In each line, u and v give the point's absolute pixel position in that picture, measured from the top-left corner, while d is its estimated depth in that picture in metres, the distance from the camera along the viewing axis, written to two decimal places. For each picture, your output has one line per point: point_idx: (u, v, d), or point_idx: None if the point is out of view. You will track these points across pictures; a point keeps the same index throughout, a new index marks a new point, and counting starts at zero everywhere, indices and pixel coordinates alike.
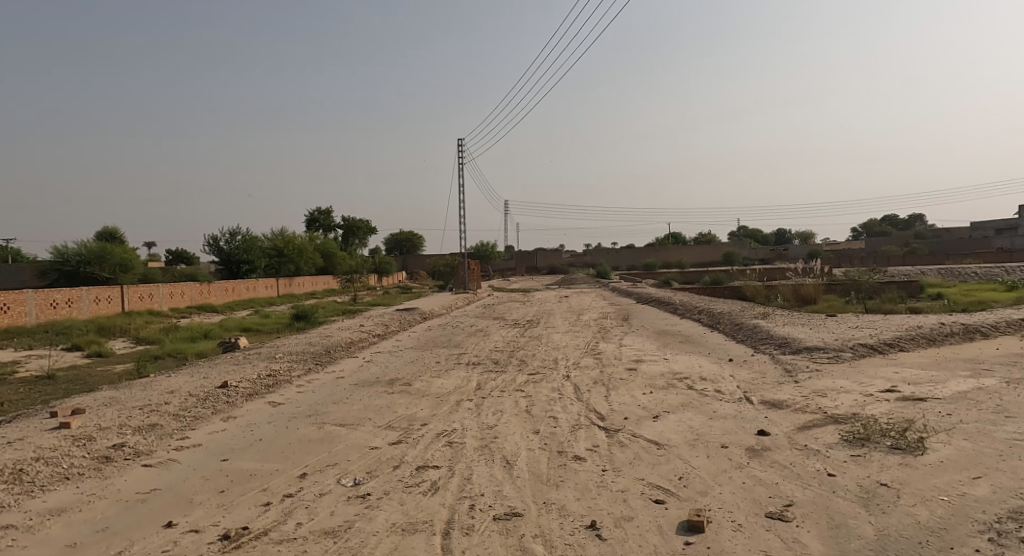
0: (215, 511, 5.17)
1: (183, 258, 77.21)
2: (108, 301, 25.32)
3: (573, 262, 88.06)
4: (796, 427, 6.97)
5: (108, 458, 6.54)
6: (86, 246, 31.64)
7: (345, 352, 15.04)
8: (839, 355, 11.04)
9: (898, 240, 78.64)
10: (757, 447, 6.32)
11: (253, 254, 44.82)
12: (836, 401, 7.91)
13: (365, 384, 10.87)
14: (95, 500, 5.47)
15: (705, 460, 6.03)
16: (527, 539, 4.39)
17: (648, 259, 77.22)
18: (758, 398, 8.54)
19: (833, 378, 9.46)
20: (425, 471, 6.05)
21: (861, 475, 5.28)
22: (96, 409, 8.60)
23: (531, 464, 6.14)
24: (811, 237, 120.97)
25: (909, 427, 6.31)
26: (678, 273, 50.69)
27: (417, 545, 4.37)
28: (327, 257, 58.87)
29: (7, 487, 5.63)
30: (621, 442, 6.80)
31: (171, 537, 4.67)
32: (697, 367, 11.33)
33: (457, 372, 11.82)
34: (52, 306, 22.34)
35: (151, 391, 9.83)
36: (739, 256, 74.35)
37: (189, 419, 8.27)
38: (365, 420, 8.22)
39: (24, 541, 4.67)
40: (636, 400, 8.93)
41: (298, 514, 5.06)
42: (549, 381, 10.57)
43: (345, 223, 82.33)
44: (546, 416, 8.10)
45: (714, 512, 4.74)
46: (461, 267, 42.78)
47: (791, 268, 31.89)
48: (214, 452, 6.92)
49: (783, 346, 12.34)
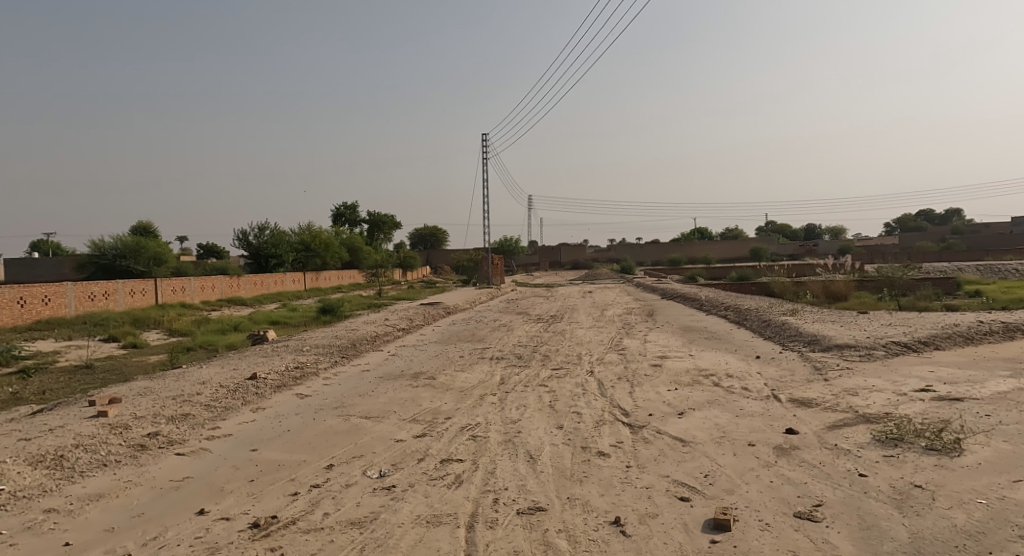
0: (246, 500, 5.29)
1: (213, 253, 78.88)
2: (142, 293, 26.00)
3: (597, 258, 87.36)
4: (826, 426, 6.85)
5: (144, 447, 6.72)
6: (122, 239, 32.56)
7: (370, 345, 15.26)
8: (873, 353, 10.78)
9: (934, 237, 76.53)
10: (785, 446, 6.22)
11: (281, 248, 45.84)
12: (868, 400, 7.75)
13: (391, 378, 10.98)
14: (132, 486, 5.63)
15: (731, 458, 5.97)
16: (550, 533, 4.40)
17: (670, 257, 74.42)
18: (786, 396, 8.40)
19: (865, 376, 9.28)
20: (450, 464, 6.10)
21: (895, 476, 5.16)
22: (132, 398, 8.83)
23: (554, 459, 6.14)
24: (841, 232, 118.76)
25: (945, 428, 6.15)
26: (705, 270, 47.80)
27: (441, 537, 4.41)
28: (352, 252, 59.86)
29: (49, 472, 5.83)
30: (646, 439, 6.76)
31: (204, 524, 4.79)
32: (724, 364, 11.14)
33: (482, 367, 11.89)
34: (90, 298, 22.95)
35: (185, 381, 10.09)
36: (766, 253, 73.15)
37: (221, 409, 8.48)
38: (391, 414, 8.30)
39: (66, 524, 4.83)
40: (661, 396, 8.85)
41: (325, 504, 5.14)
42: (572, 377, 10.57)
43: (370, 218, 83.59)
44: (570, 412, 8.09)
45: (740, 511, 4.69)
46: (485, 261, 42.83)
47: (824, 265, 31.10)
48: (244, 442, 7.08)
49: (813, 343, 12.11)
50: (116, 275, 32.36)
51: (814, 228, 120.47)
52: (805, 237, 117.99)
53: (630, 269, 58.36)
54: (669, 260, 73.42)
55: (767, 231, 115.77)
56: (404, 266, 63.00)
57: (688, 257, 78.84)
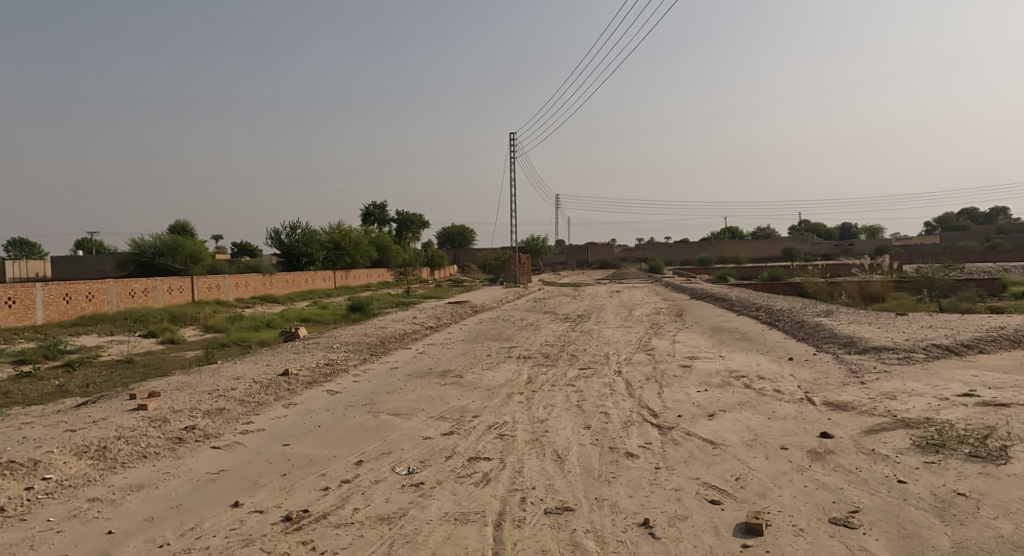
0: (279, 494, 5.39)
1: (247, 251, 80.68)
2: (179, 290, 26.69)
3: (624, 257, 86.63)
4: (862, 430, 6.68)
5: (181, 440, 6.90)
6: (161, 238, 33.47)
7: (399, 343, 15.41)
8: (912, 357, 10.46)
9: (977, 236, 73.86)
10: (820, 450, 6.08)
11: (312, 246, 46.58)
12: (907, 405, 7.52)
13: (418, 376, 11.07)
14: (170, 478, 5.79)
15: (763, 461, 5.86)
16: (578, 534, 4.38)
17: (700, 257, 73.35)
18: (821, 399, 8.21)
19: (904, 380, 9.01)
20: (477, 462, 6.11)
21: (936, 483, 5.00)
22: (169, 392, 9.08)
23: (582, 459, 6.11)
24: (878, 231, 115.58)
25: (990, 435, 5.94)
26: (736, 270, 47.03)
27: (469, 535, 4.42)
28: (381, 250, 60.50)
29: (93, 462, 6.03)
30: (675, 440, 6.68)
31: (239, 516, 4.90)
32: (755, 366, 10.94)
33: (509, 366, 11.90)
34: (130, 294, 23.65)
35: (219, 376, 10.33)
36: (799, 253, 71.67)
37: (254, 405, 8.66)
38: (419, 411, 8.36)
39: (108, 513, 4.99)
40: (691, 397, 8.73)
41: (355, 499, 5.21)
42: (600, 377, 10.51)
43: (398, 217, 84.39)
44: (598, 412, 8.04)
45: (773, 516, 4.60)
46: (512, 260, 42.82)
47: (860, 265, 30.28)
48: (276, 437, 7.21)
49: (849, 345, 11.81)
50: (155, 273, 33.32)
51: (849, 228, 117.52)
52: (839, 237, 115.25)
53: (658, 268, 57.77)
54: (699, 259, 72.37)
55: (800, 230, 113.44)
56: (432, 265, 63.46)
57: (718, 257, 77.63)
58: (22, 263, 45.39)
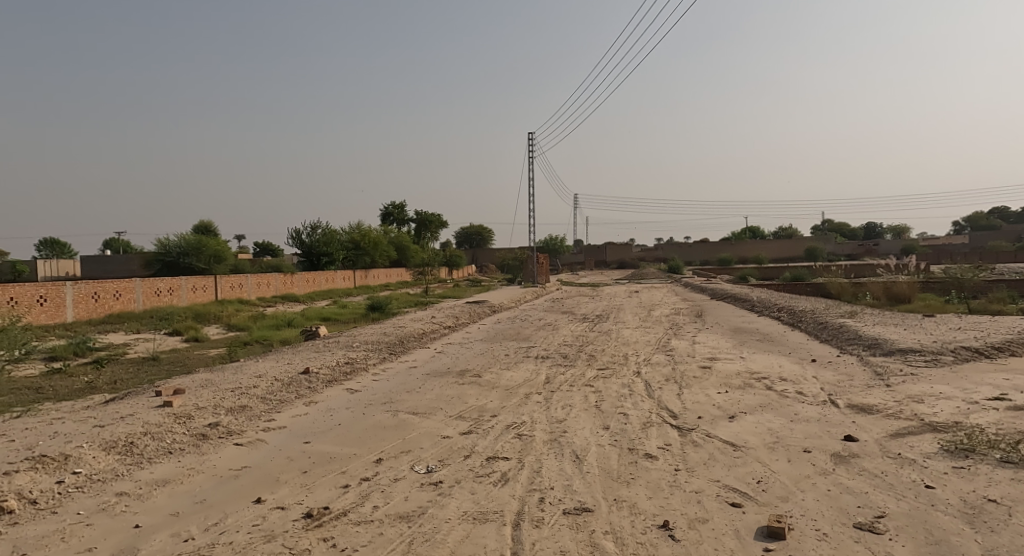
0: (300, 491, 5.44)
1: (269, 251, 81.80)
2: (203, 290, 27.14)
3: (643, 257, 86.11)
4: (888, 433, 6.55)
5: (205, 436, 7.02)
6: (186, 237, 34.03)
7: (417, 342, 15.50)
8: (939, 359, 10.24)
9: (1007, 236, 72.05)
10: (844, 453, 5.98)
11: (332, 246, 47.05)
12: (935, 408, 7.35)
13: (437, 375, 11.12)
14: (194, 474, 5.88)
15: (786, 464, 5.78)
16: (597, 535, 4.36)
17: (720, 257, 72.61)
18: (845, 402, 8.08)
19: (931, 383, 8.82)
20: (495, 462, 6.11)
21: (965, 489, 4.89)
22: (194, 390, 9.23)
23: (601, 460, 6.08)
24: (903, 231, 113.36)
25: (1022, 440, 5.79)
26: (757, 270, 46.52)
27: (488, 534, 4.43)
28: (400, 250, 60.88)
29: (120, 457, 6.15)
30: (695, 442, 6.62)
31: (261, 512, 4.96)
32: (777, 367, 10.80)
33: (527, 366, 11.90)
34: (156, 293, 24.11)
35: (243, 374, 10.49)
36: (822, 253, 70.59)
37: (276, 402, 8.77)
38: (438, 410, 8.40)
39: (135, 507, 5.08)
40: (711, 399, 8.64)
41: (375, 497, 5.24)
42: (619, 377, 10.46)
43: (417, 216, 84.81)
44: (616, 412, 8.00)
45: (796, 519, 4.53)
46: (530, 260, 42.82)
47: (886, 266, 29.67)
48: (297, 434, 7.29)
49: (874, 347, 11.60)
50: (180, 272, 33.93)
51: (873, 227, 115.42)
52: (863, 237, 113.32)
53: (677, 268, 57.36)
54: (719, 259, 71.63)
55: (823, 229, 111.76)
56: (450, 264, 63.73)
57: (739, 257, 76.78)
58: (53, 262, 46.54)
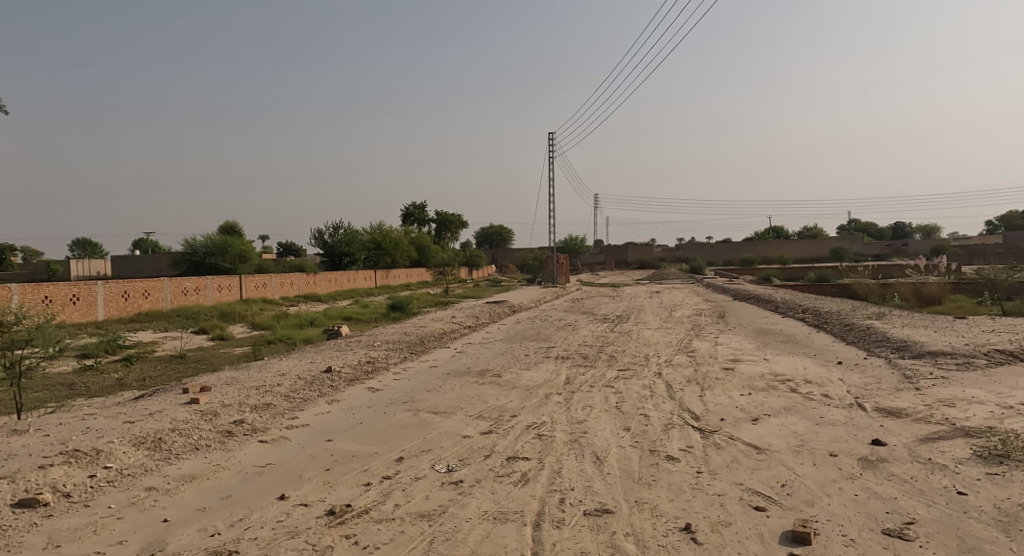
0: (323, 488, 5.50)
1: (292, 250, 82.84)
2: (229, 289, 27.60)
3: (665, 257, 85.43)
4: (918, 438, 6.40)
5: (231, 433, 7.13)
6: (212, 237, 34.62)
7: (438, 341, 15.58)
8: (972, 362, 9.97)
9: None
10: (872, 458, 5.86)
11: (353, 246, 47.50)
12: (967, 413, 7.17)
13: (457, 374, 11.16)
14: (221, 470, 5.98)
15: (811, 468, 5.68)
16: (618, 536, 4.34)
17: (743, 257, 71.70)
18: (872, 405, 7.92)
19: (962, 387, 8.59)
20: (516, 462, 6.11)
21: (999, 496, 4.76)
22: (219, 387, 9.39)
23: (622, 461, 6.04)
24: (933, 231, 110.81)
25: None
26: (781, 270, 45.83)
27: (508, 534, 4.43)
28: (420, 250, 61.24)
29: (149, 453, 6.28)
30: (718, 444, 6.54)
31: (285, 509, 5.02)
32: (802, 369, 10.63)
33: (547, 366, 11.87)
34: (183, 292, 24.59)
35: (267, 372, 10.64)
36: (848, 253, 69.29)
37: (299, 400, 8.88)
38: (458, 410, 8.42)
39: (164, 502, 5.18)
40: (734, 401, 8.53)
41: (396, 495, 5.27)
42: (639, 378, 10.38)
43: (438, 216, 85.18)
44: (637, 414, 7.93)
45: (822, 524, 4.45)
46: (550, 260, 42.75)
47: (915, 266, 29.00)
48: (320, 432, 7.38)
49: (902, 350, 11.34)
50: (206, 272, 34.56)
51: (901, 227, 113.02)
52: (892, 237, 110.96)
53: (699, 268, 56.79)
54: (742, 259, 70.74)
55: (849, 229, 109.77)
56: (470, 265, 63.90)
57: (762, 257, 75.75)
58: (85, 262, 47.78)
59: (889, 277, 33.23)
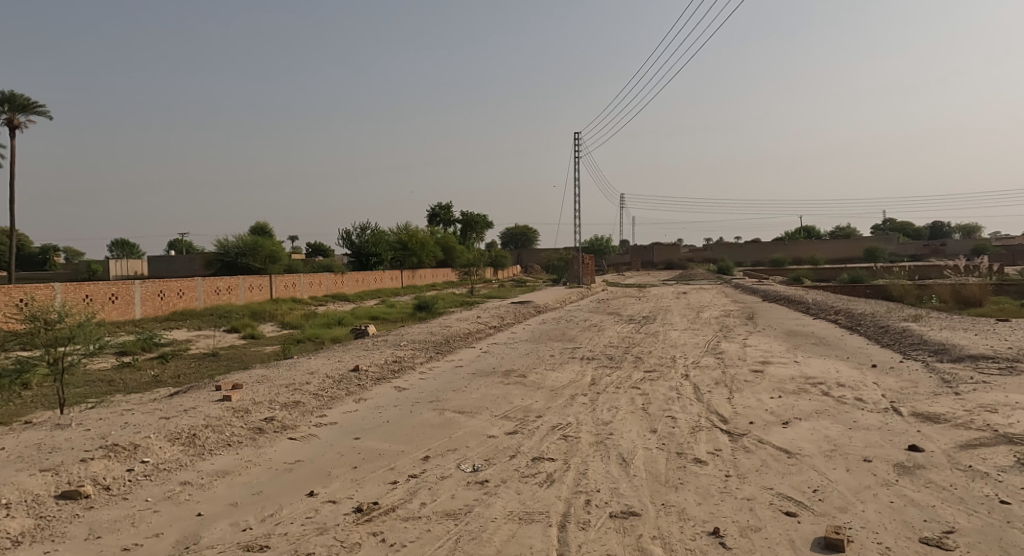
0: (350, 486, 5.56)
1: (320, 251, 84.02)
2: (260, 288, 28.13)
3: (692, 258, 84.49)
4: (956, 444, 6.21)
5: (261, 430, 7.26)
6: (243, 238, 35.33)
7: (464, 341, 15.66)
8: (1015, 366, 9.63)
9: None
10: (908, 464, 5.70)
11: (380, 246, 47.99)
12: (1010, 419, 6.92)
13: (482, 375, 11.18)
14: (252, 466, 6.10)
15: (844, 473, 5.55)
16: (645, 539, 4.29)
17: (773, 258, 70.50)
18: (908, 410, 7.70)
19: (1005, 392, 8.30)
20: (541, 462, 6.11)
21: None
22: (250, 385, 9.57)
23: (649, 463, 5.98)
24: (972, 230, 107.51)
25: None
26: (813, 271, 44.87)
27: (534, 535, 4.42)
28: (446, 250, 61.62)
29: (183, 448, 6.43)
30: (747, 448, 6.43)
31: (313, 505, 5.09)
32: (834, 372, 10.40)
33: (572, 366, 11.82)
34: (216, 292, 25.14)
35: (296, 371, 10.81)
36: (883, 253, 67.65)
37: (327, 399, 8.99)
38: (483, 410, 8.43)
39: (197, 496, 5.30)
40: (763, 404, 8.38)
41: (422, 494, 5.31)
42: (666, 380, 10.27)
43: (464, 216, 85.50)
44: (664, 416, 7.85)
45: (856, 531, 4.35)
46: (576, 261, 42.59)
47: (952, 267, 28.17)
48: (348, 430, 7.46)
49: (940, 353, 11.01)
50: (238, 272, 35.30)
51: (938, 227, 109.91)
52: (928, 236, 107.92)
53: (727, 269, 56.00)
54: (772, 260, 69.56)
55: (884, 229, 107.10)
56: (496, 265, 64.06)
57: (793, 257, 74.42)
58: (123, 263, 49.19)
59: (926, 278, 32.34)
